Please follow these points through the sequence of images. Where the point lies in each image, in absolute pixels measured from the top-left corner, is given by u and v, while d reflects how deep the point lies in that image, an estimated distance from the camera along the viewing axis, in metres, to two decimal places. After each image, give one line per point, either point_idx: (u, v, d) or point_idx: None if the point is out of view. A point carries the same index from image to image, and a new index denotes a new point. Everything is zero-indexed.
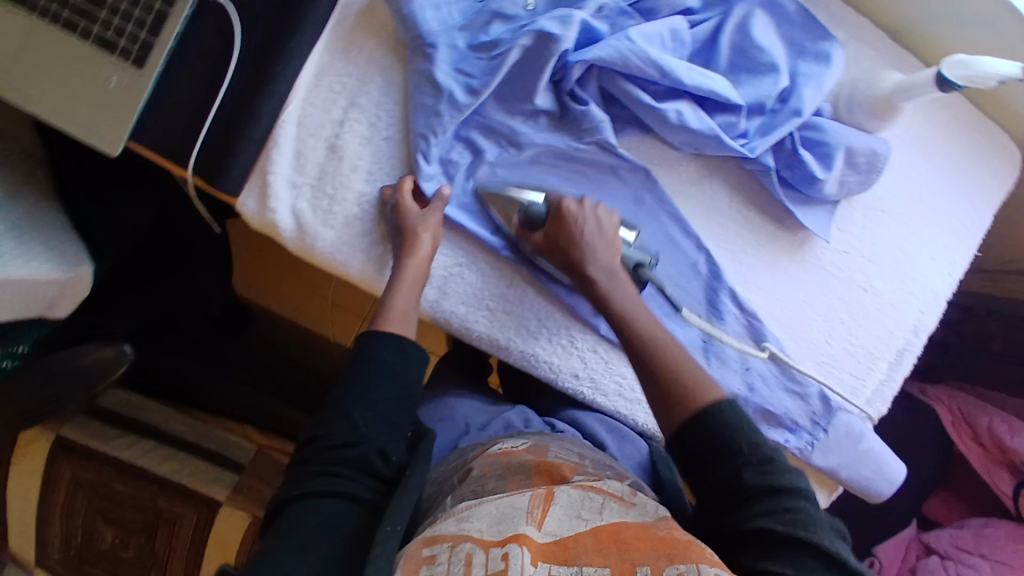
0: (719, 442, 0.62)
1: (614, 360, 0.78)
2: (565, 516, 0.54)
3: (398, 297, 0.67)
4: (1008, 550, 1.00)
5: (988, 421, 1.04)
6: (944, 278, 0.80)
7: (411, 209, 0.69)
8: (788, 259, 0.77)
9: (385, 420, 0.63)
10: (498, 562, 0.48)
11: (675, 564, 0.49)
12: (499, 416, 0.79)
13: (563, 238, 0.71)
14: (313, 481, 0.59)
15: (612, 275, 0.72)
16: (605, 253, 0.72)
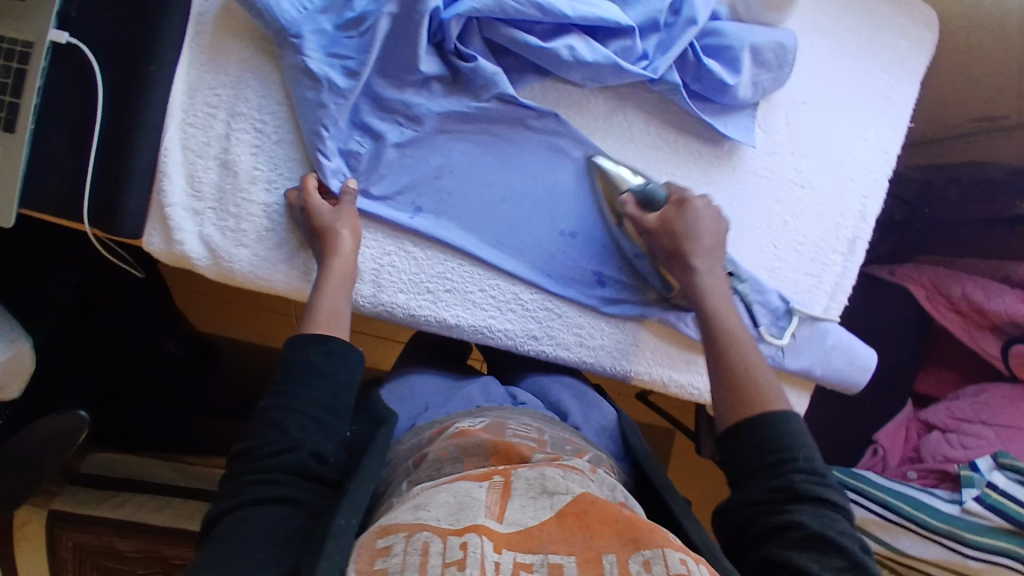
0: (773, 445, 0.59)
1: (570, 313, 0.74)
2: (527, 501, 0.51)
3: (326, 298, 0.64)
4: (1007, 412, 0.97)
5: (962, 288, 1.02)
6: (881, 157, 0.78)
7: (325, 207, 0.64)
8: (720, 172, 0.75)
9: (321, 424, 0.60)
10: (455, 551, 0.46)
11: (640, 551, 0.48)
12: (461, 393, 0.76)
13: (680, 225, 0.68)
14: (249, 491, 0.56)
15: (716, 273, 0.69)
16: (714, 253, 0.69)
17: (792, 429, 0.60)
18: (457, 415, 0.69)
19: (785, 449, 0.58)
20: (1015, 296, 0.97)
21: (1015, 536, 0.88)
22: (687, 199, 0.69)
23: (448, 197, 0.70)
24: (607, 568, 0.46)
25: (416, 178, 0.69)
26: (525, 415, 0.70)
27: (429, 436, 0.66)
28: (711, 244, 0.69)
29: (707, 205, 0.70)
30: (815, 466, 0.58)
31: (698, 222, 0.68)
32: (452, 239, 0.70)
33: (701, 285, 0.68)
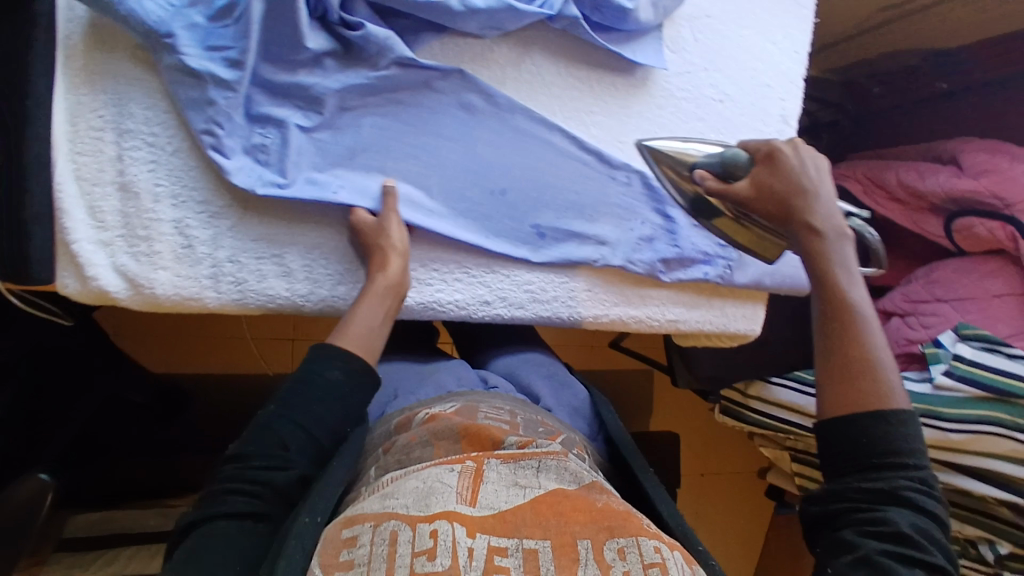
0: (891, 442, 0.54)
1: (516, 270, 0.72)
2: (501, 487, 0.54)
3: (360, 312, 0.64)
4: (963, 284, 0.98)
5: (896, 175, 1.03)
6: (792, 57, 0.77)
7: (368, 220, 0.65)
8: (638, 102, 0.74)
9: (318, 445, 0.60)
10: (426, 539, 0.48)
11: (615, 539, 0.51)
12: (431, 379, 0.78)
13: (779, 183, 0.62)
14: (220, 502, 0.56)
15: (840, 232, 0.61)
16: (835, 212, 0.62)
17: (917, 435, 0.54)
18: (425, 402, 0.71)
19: (903, 451, 0.53)
20: (948, 173, 0.97)
21: (988, 402, 0.90)
22: (778, 155, 0.63)
23: (370, 175, 0.67)
24: (582, 554, 0.49)
25: (335, 159, 0.66)
26: (497, 398, 0.73)
27: (399, 421, 0.68)
28: (830, 198, 0.62)
29: (805, 155, 0.64)
30: (926, 479, 0.54)
31: (800, 174, 0.62)
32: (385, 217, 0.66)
33: (826, 248, 0.60)
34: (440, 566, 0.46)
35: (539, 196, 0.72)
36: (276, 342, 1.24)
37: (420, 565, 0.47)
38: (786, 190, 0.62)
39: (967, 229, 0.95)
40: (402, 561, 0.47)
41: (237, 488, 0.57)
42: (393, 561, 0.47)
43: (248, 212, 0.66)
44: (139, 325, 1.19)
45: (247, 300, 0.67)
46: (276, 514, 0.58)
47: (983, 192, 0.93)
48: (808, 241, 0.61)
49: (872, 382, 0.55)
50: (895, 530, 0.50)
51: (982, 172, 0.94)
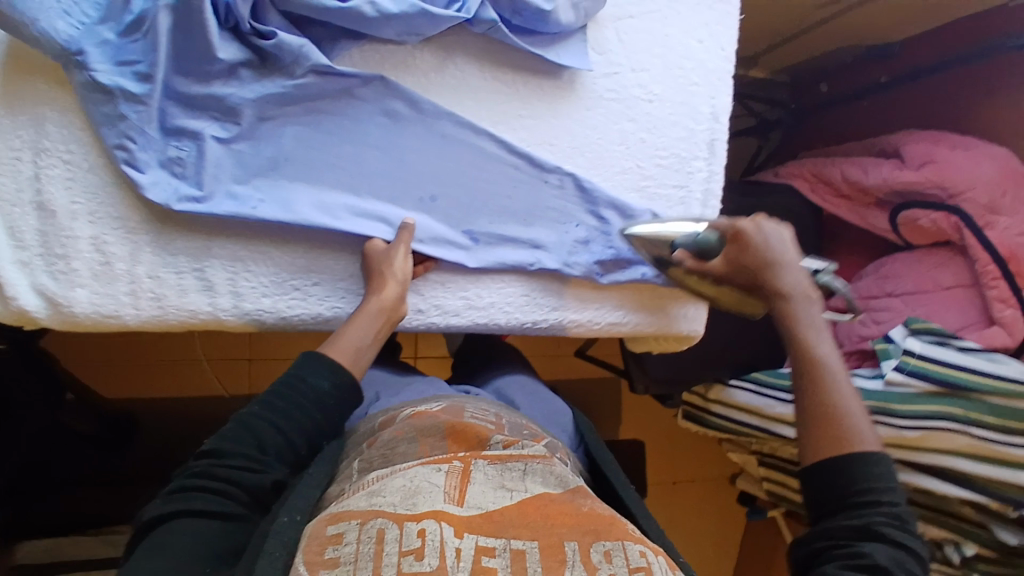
0: (863, 478, 0.53)
1: (450, 278, 0.71)
2: (487, 489, 0.53)
3: (346, 333, 0.64)
4: (911, 277, 0.98)
5: (841, 170, 1.03)
6: (719, 55, 0.78)
7: (377, 246, 0.66)
8: (566, 104, 0.73)
9: (294, 454, 0.59)
10: (413, 538, 0.47)
11: (601, 541, 0.50)
12: (411, 386, 0.79)
13: (749, 259, 0.64)
14: (187, 499, 0.53)
15: (805, 294, 0.63)
16: (802, 275, 0.64)
17: (888, 471, 0.54)
18: (409, 402, 0.70)
19: (873, 486, 0.53)
20: (891, 165, 0.98)
21: (938, 396, 0.90)
22: (744, 232, 0.65)
23: (291, 184, 0.65)
24: (570, 556, 0.48)
25: (255, 170, 0.64)
26: (482, 403, 0.74)
27: (382, 420, 0.66)
28: (797, 262, 0.64)
29: (772, 228, 0.65)
30: (902, 514, 0.53)
31: (766, 247, 0.64)
32: (309, 224, 0.64)
33: (793, 311, 0.62)
34: (427, 566, 0.45)
35: (469, 201, 0.71)
36: (230, 364, 1.24)
37: (408, 566, 0.45)
38: (752, 263, 0.64)
39: (911, 221, 0.96)
40: (389, 561, 0.45)
41: (210, 485, 0.54)
42: (379, 561, 0.45)
43: (166, 227, 0.64)
44: (90, 349, 1.19)
45: (168, 315, 0.65)
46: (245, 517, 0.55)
47: (924, 183, 0.93)
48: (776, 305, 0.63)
49: (840, 427, 0.56)
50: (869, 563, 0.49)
51: (924, 163, 0.95)
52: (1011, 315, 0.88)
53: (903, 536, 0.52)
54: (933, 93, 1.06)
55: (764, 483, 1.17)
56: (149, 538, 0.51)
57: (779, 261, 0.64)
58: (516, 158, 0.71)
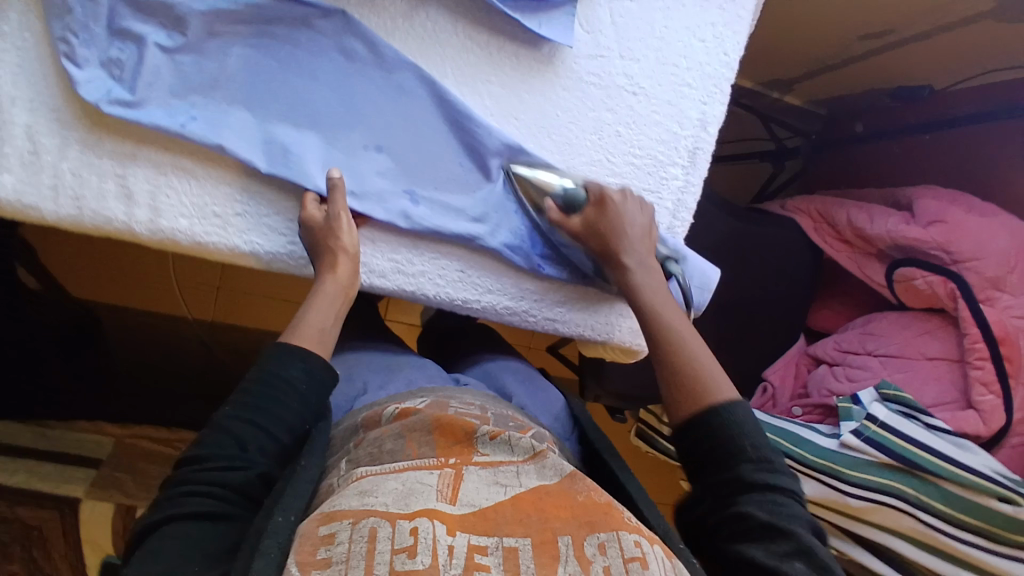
0: (726, 435, 0.58)
1: (379, 237, 0.66)
2: (481, 485, 0.50)
3: (309, 311, 0.62)
4: (896, 338, 0.92)
5: (847, 215, 0.98)
6: (719, 59, 0.73)
7: (318, 217, 0.62)
8: (541, 79, 0.69)
9: (279, 448, 0.56)
10: (406, 537, 0.44)
11: (596, 533, 0.47)
12: (401, 374, 0.75)
13: (603, 224, 0.66)
14: (179, 504, 0.51)
15: (648, 267, 0.67)
16: (644, 246, 0.67)
17: (744, 415, 0.58)
18: (395, 398, 0.65)
19: (737, 442, 0.57)
20: (899, 219, 0.92)
21: (893, 470, 0.84)
22: (607, 198, 0.67)
23: (228, 107, 0.62)
24: (563, 551, 0.46)
25: (196, 86, 0.61)
26: (469, 394, 0.69)
27: (365, 417, 0.62)
28: (639, 229, 0.67)
29: (633, 200, 0.68)
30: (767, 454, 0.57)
31: (621, 218, 0.66)
32: (236, 151, 0.61)
33: (636, 282, 0.66)
34: (419, 565, 0.43)
35: (416, 161, 0.67)
36: (199, 286, 1.22)
37: (400, 563, 0.43)
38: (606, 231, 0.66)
39: (906, 280, 0.89)
40: (381, 559, 0.43)
41: (199, 488, 0.52)
42: (371, 559, 0.43)
43: (102, 127, 0.62)
44: (59, 246, 1.15)
45: (84, 217, 0.62)
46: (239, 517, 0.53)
47: (928, 241, 0.87)
48: (620, 277, 0.67)
49: (700, 384, 0.60)
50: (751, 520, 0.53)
51: (933, 222, 0.88)
52: (989, 401, 0.82)
53: (773, 470, 0.57)
54: (961, 150, 1.02)
55: None
56: (142, 546, 0.50)
57: (624, 229, 0.66)
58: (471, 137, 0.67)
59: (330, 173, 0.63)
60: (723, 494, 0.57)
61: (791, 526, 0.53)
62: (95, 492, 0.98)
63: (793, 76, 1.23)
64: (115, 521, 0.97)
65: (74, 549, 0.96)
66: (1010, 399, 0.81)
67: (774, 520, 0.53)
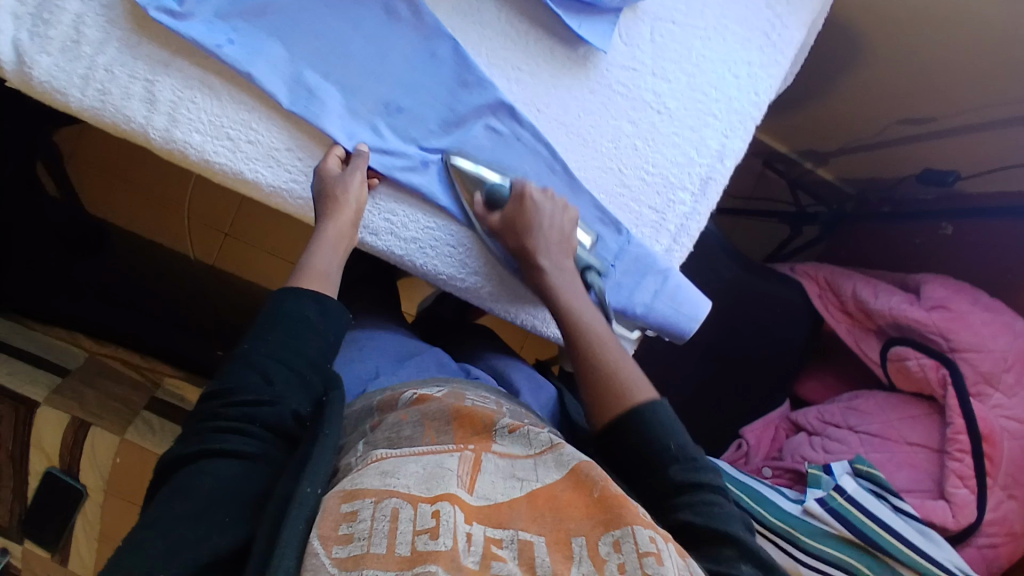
0: (654, 439, 0.58)
1: (381, 193, 0.67)
2: (498, 478, 0.47)
3: (316, 256, 0.61)
4: (880, 420, 0.94)
5: (852, 286, 0.99)
6: (750, 96, 0.76)
7: (331, 172, 0.63)
8: (571, 78, 0.72)
9: (304, 382, 0.53)
10: (427, 519, 0.41)
11: (610, 531, 0.44)
12: (413, 360, 0.70)
13: (522, 221, 0.66)
14: (210, 440, 0.49)
15: (563, 271, 0.68)
16: (561, 251, 0.68)
17: (664, 416, 0.59)
18: (410, 383, 0.61)
19: (664, 443, 0.58)
20: (902, 298, 0.94)
21: (852, 547, 0.83)
22: (528, 194, 0.67)
23: (266, 37, 0.63)
24: (576, 551, 0.43)
25: (240, 10, 0.63)
26: (481, 389, 0.64)
27: (382, 399, 0.58)
28: (556, 234, 0.67)
29: (554, 201, 0.68)
30: (691, 451, 0.59)
31: (540, 216, 0.67)
32: (263, 81, 0.63)
33: (551, 284, 0.67)
34: (442, 545, 0.39)
35: (432, 128, 0.68)
36: (208, 226, 1.22)
37: (421, 544, 0.40)
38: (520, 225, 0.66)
39: (899, 360, 0.92)
40: (402, 539, 0.40)
41: (230, 424, 0.49)
42: (393, 538, 0.40)
43: (144, 30, 0.62)
44: (98, 155, 1.19)
45: (105, 112, 0.62)
46: (272, 458, 0.50)
47: (930, 325, 0.89)
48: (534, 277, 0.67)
49: (610, 395, 0.61)
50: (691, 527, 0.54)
51: (936, 306, 0.91)
52: (962, 495, 0.84)
53: (699, 470, 0.58)
54: (970, 250, 1.06)
55: None
56: (175, 479, 0.48)
57: (541, 226, 0.67)
58: (484, 133, 0.69)
59: (357, 147, 0.64)
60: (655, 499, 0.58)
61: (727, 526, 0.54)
62: (55, 399, 0.88)
63: (829, 150, 1.28)
64: (68, 432, 0.88)
65: (21, 452, 0.88)
66: (983, 497, 0.84)
67: (710, 523, 0.54)
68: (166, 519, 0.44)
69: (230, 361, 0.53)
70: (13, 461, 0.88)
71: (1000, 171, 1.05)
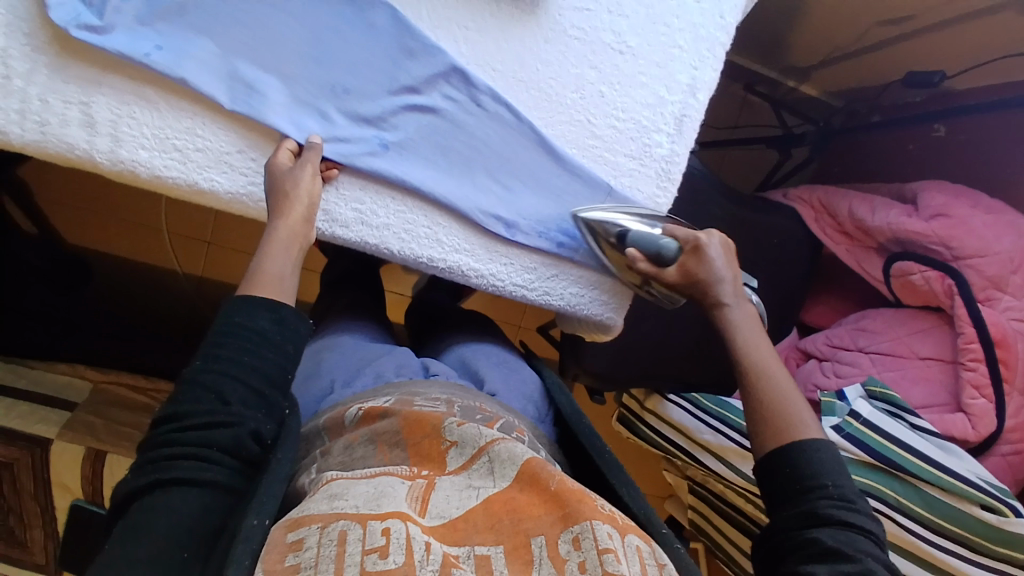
0: (805, 469, 0.52)
1: (345, 184, 0.64)
2: (453, 492, 0.47)
3: (268, 262, 0.56)
4: (888, 338, 0.92)
5: (849, 205, 0.96)
6: (715, 20, 0.72)
7: (282, 164, 0.60)
8: (523, 29, 0.68)
9: (264, 400, 0.50)
10: (377, 538, 0.41)
11: (568, 528, 0.44)
12: (371, 367, 0.66)
13: (701, 272, 0.64)
14: (164, 470, 0.46)
15: (741, 307, 0.63)
16: (736, 291, 0.64)
17: (826, 453, 0.53)
18: (363, 395, 0.59)
19: (817, 475, 0.52)
20: (901, 211, 0.91)
21: (872, 469, 0.82)
22: (701, 245, 0.65)
23: (195, 37, 0.60)
24: (536, 554, 0.43)
25: (161, 13, 0.59)
26: (433, 386, 0.61)
27: (329, 419, 0.57)
28: (732, 280, 0.64)
29: (719, 240, 0.66)
30: (847, 492, 0.51)
31: (715, 263, 0.64)
32: (199, 84, 0.59)
33: (732, 321, 0.63)
34: (391, 564, 0.39)
35: (385, 105, 0.64)
36: (187, 240, 1.21)
37: (370, 564, 0.39)
38: (690, 274, 0.64)
39: (904, 275, 0.90)
40: (351, 561, 0.40)
41: (186, 453, 0.46)
42: (341, 562, 0.40)
43: (72, 53, 0.58)
44: (67, 188, 1.16)
45: (48, 144, 0.59)
46: (232, 486, 0.48)
47: (930, 235, 0.87)
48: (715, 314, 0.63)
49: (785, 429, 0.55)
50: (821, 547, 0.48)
51: (935, 215, 0.88)
52: (980, 405, 0.83)
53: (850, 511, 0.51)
54: (964, 151, 1.04)
55: (689, 511, 1.18)
56: (129, 515, 0.45)
57: (719, 275, 0.64)
58: (440, 103, 0.66)
59: (310, 138, 0.62)
60: (786, 525, 0.51)
61: (860, 562, 0.47)
62: (68, 434, 0.88)
63: (810, 65, 1.24)
64: (85, 465, 0.88)
65: (43, 490, 0.89)
66: (1001, 405, 0.82)
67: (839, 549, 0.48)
68: (122, 560, 0.43)
69: (181, 383, 0.49)
70: (38, 501, 0.89)
71: (992, 62, 1.00)
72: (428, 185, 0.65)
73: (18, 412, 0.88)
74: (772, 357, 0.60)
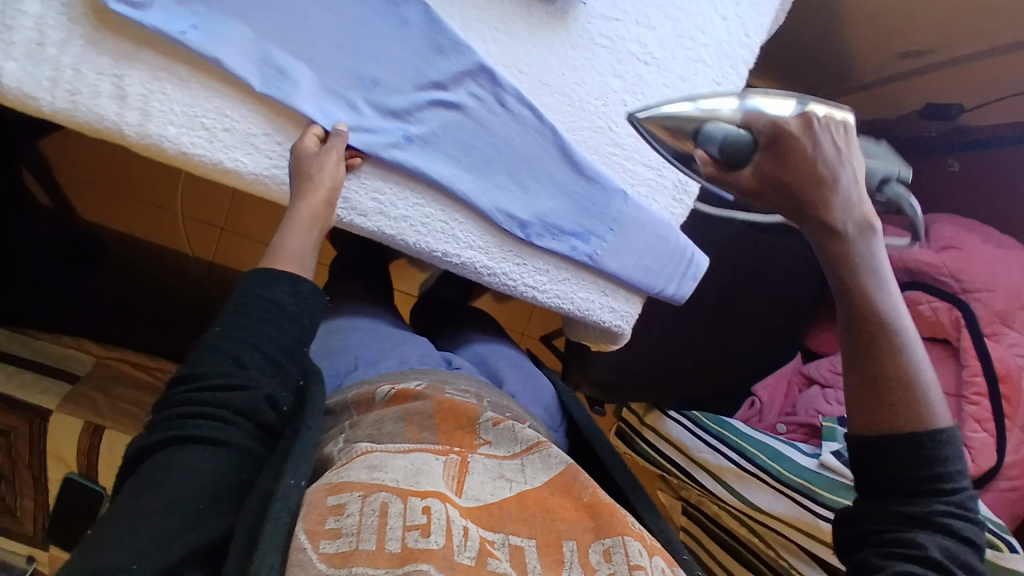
0: (928, 470, 0.51)
1: (366, 172, 0.65)
2: (486, 478, 0.48)
3: (291, 239, 0.60)
4: None
5: None
6: (740, 40, 0.74)
7: (307, 149, 0.61)
8: (551, 35, 0.69)
9: (279, 367, 0.51)
10: (418, 515, 0.41)
11: (600, 538, 0.44)
12: (395, 351, 0.67)
13: (797, 176, 0.51)
14: (179, 427, 0.46)
15: (863, 229, 0.52)
16: (861, 206, 0.52)
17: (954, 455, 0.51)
18: (389, 375, 0.59)
19: (938, 477, 0.51)
20: (911, 241, 0.93)
21: None
22: (789, 142, 0.51)
23: (227, 19, 0.60)
24: (567, 556, 0.44)
25: None
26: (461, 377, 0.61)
27: (357, 395, 0.57)
28: (856, 185, 0.52)
29: (830, 131, 0.51)
30: (961, 498, 0.51)
31: (817, 163, 0.50)
32: (231, 65, 0.60)
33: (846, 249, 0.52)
34: (434, 544, 0.40)
35: (411, 98, 0.65)
36: (200, 224, 1.22)
37: (412, 541, 0.40)
38: (797, 182, 0.51)
39: (912, 305, 0.90)
40: (393, 534, 0.40)
41: (204, 411, 0.47)
42: (383, 534, 0.40)
43: (107, 23, 0.59)
44: (83, 165, 1.17)
45: (77, 113, 0.59)
46: (250, 449, 0.49)
47: (941, 267, 0.88)
48: (831, 246, 0.52)
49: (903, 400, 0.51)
50: (924, 554, 0.48)
51: (946, 247, 0.90)
52: (981, 439, 0.82)
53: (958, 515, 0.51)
54: None
55: (681, 532, 1.17)
56: (144, 470, 0.46)
57: (837, 182, 0.51)
58: (466, 101, 0.67)
59: (335, 126, 0.63)
60: (890, 515, 0.51)
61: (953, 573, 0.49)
62: (66, 407, 0.87)
63: (826, 93, 1.25)
64: (82, 437, 0.87)
65: (38, 462, 0.88)
66: (1002, 440, 0.82)
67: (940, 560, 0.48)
68: (134, 512, 0.43)
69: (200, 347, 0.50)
70: (31, 470, 0.88)
71: (1006, 101, 1.01)
72: (449, 180, 0.66)
73: (21, 380, 0.88)
74: (894, 293, 0.53)
